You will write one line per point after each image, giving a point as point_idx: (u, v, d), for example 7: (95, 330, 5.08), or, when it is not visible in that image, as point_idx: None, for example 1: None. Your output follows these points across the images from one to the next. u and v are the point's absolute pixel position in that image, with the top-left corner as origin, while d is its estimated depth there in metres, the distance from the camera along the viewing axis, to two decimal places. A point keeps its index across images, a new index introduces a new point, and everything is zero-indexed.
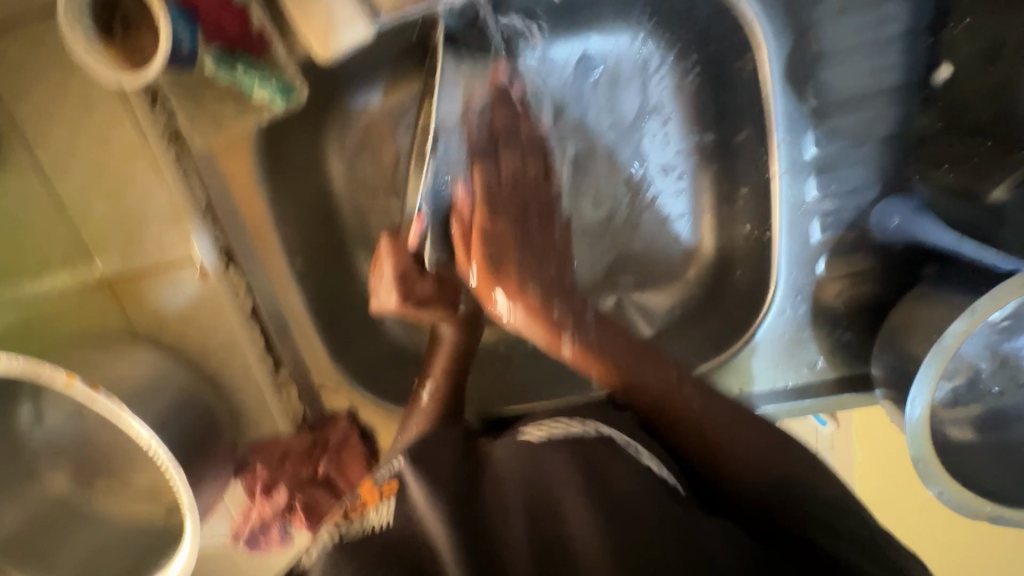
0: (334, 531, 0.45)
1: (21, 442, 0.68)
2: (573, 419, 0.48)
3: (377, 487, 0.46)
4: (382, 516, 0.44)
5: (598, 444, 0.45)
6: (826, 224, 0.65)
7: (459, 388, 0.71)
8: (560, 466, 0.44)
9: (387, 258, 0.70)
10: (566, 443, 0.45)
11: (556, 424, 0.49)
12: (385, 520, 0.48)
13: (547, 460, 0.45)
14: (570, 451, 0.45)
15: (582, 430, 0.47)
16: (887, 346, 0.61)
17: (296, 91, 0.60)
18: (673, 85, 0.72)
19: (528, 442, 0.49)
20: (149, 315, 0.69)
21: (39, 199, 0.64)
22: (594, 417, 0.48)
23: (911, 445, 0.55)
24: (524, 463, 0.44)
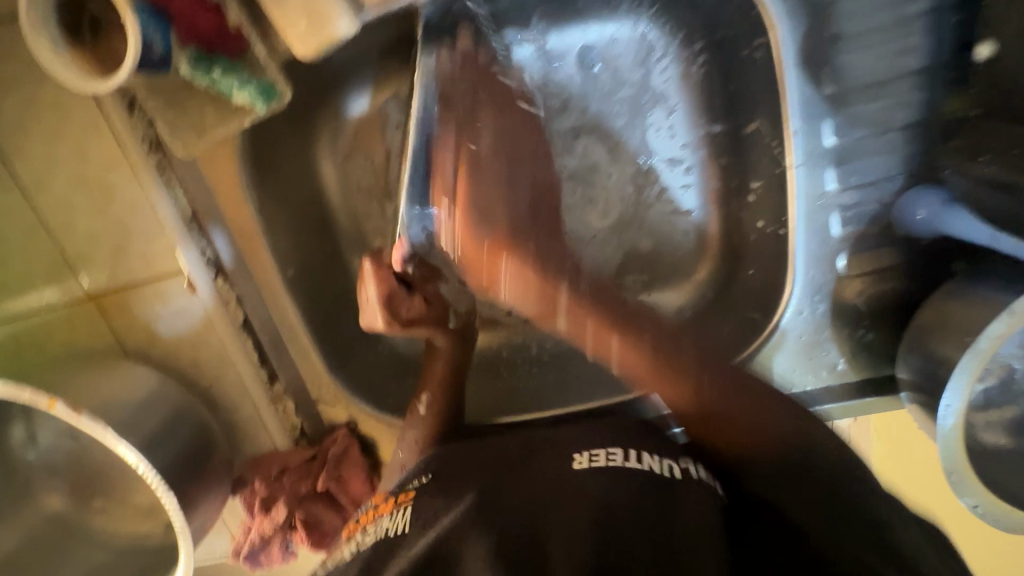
0: (353, 543, 0.50)
1: (15, 464, 0.67)
2: (625, 453, 0.48)
3: (391, 498, 0.53)
4: (397, 522, 0.48)
5: (682, 486, 0.45)
6: (846, 218, 0.60)
7: (457, 396, 0.70)
8: (607, 491, 0.44)
9: (371, 281, 0.67)
10: (618, 474, 0.46)
11: (602, 450, 0.49)
12: (410, 519, 0.48)
13: (593, 484, 0.45)
14: (631, 484, 0.45)
15: (633, 463, 0.47)
16: (913, 347, 0.59)
17: (279, 93, 0.56)
18: (679, 74, 0.69)
19: (571, 461, 0.48)
20: (138, 329, 0.67)
21: (19, 213, 0.61)
22: (646, 454, 0.48)
23: (943, 456, 0.52)
24: (589, 488, 0.45)
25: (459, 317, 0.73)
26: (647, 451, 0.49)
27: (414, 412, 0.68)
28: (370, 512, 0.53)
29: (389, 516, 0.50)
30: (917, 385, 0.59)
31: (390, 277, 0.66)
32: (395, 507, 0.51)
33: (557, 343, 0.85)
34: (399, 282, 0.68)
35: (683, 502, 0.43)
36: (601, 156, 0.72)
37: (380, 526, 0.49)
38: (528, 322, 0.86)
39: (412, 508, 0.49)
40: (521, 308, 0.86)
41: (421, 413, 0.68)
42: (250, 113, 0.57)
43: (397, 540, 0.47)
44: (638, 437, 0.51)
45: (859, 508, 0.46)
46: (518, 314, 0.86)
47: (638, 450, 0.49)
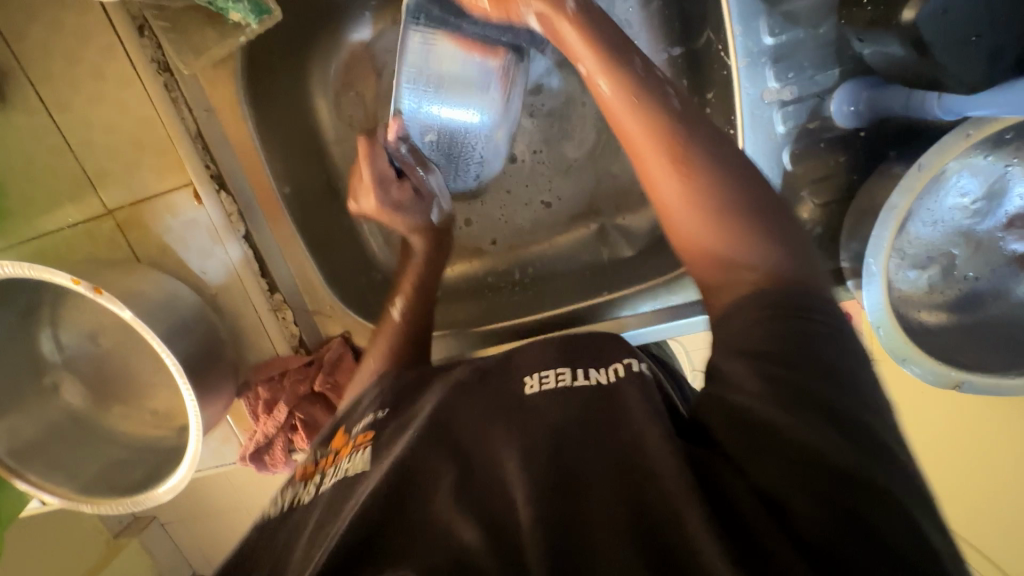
0: (312, 484, 0.53)
1: (44, 363, 0.75)
2: (574, 371, 0.52)
3: (352, 440, 0.56)
4: (357, 462, 0.52)
5: (621, 386, 0.48)
6: (786, 115, 0.65)
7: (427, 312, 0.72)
8: (558, 408, 0.48)
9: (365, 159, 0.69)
10: (568, 392, 0.50)
11: (554, 371, 0.52)
12: (368, 459, 0.51)
13: (544, 400, 0.49)
14: (570, 398, 0.49)
15: (580, 380, 0.51)
16: (851, 236, 0.65)
17: (269, 10, 0.63)
18: (640, 2, 0.76)
19: (525, 384, 0.52)
20: (150, 242, 0.74)
21: (45, 133, 0.69)
22: (592, 369, 0.52)
23: (873, 319, 0.60)
24: (539, 407, 0.49)
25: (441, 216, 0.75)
26: (593, 366, 0.52)
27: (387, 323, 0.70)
28: (331, 455, 0.56)
29: (348, 458, 0.53)
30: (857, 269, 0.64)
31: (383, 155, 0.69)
32: (355, 449, 0.54)
33: (537, 267, 0.92)
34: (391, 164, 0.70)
35: (623, 397, 0.47)
36: None
37: (340, 468, 0.53)
38: (512, 250, 0.94)
39: (372, 449, 0.52)
40: (504, 237, 0.93)
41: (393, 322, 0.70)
42: (245, 29, 0.64)
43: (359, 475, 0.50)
44: (591, 354, 0.54)
45: (852, 398, 0.38)
46: (502, 242, 0.93)
47: (585, 368, 0.52)
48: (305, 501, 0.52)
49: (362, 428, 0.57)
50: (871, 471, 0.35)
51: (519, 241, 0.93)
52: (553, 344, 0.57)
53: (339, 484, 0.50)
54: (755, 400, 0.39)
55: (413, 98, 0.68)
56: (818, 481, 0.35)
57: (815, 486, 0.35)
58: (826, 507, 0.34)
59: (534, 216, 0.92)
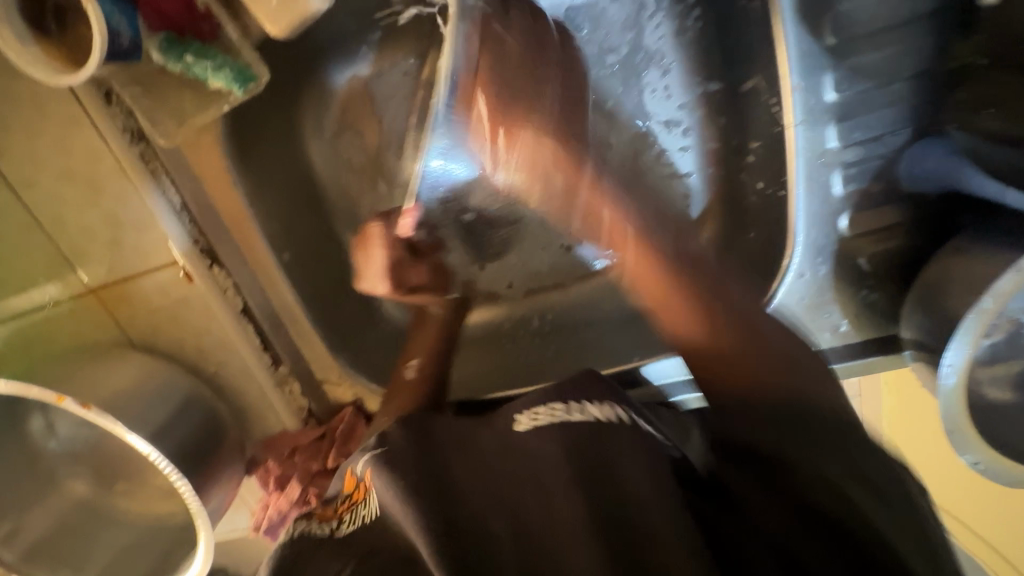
0: (329, 526, 0.48)
1: (39, 451, 0.70)
2: (565, 405, 0.48)
3: (360, 484, 0.48)
4: (370, 509, 0.46)
5: (616, 428, 0.46)
6: (847, 177, 0.58)
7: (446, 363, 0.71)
8: (552, 447, 0.44)
9: (378, 243, 0.67)
10: (560, 427, 0.46)
11: (544, 408, 0.48)
12: (380, 502, 0.45)
13: (539, 440, 0.45)
14: (563, 436, 0.45)
15: (577, 416, 0.47)
16: (920, 306, 0.57)
17: (256, 75, 0.54)
18: (673, 31, 0.66)
19: (514, 424, 0.48)
20: (140, 320, 0.68)
21: (13, 213, 0.62)
22: (586, 403, 0.49)
23: (943, 410, 0.52)
24: (537, 449, 0.44)
25: (457, 287, 0.77)
26: (586, 399, 0.49)
27: (404, 376, 0.69)
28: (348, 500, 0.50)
29: (364, 502, 0.47)
30: (921, 342, 0.57)
31: (398, 242, 0.68)
32: (367, 491, 0.47)
33: (558, 313, 0.85)
34: (406, 249, 0.70)
35: (619, 443, 0.45)
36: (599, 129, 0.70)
37: (357, 514, 0.47)
38: (529, 295, 0.86)
39: (381, 491, 0.45)
40: (520, 281, 0.86)
41: (409, 377, 0.69)
42: (228, 96, 0.55)
43: (370, 525, 0.44)
44: (579, 388, 0.51)
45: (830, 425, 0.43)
46: (519, 286, 0.86)
47: (577, 400, 0.49)
48: (318, 537, 0.47)
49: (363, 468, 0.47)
50: (854, 506, 0.39)
51: (536, 285, 0.86)
52: (541, 387, 0.53)
53: (352, 533, 0.45)
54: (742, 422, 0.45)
55: (441, 157, 0.56)
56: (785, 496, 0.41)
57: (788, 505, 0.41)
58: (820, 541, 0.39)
59: (552, 259, 0.84)
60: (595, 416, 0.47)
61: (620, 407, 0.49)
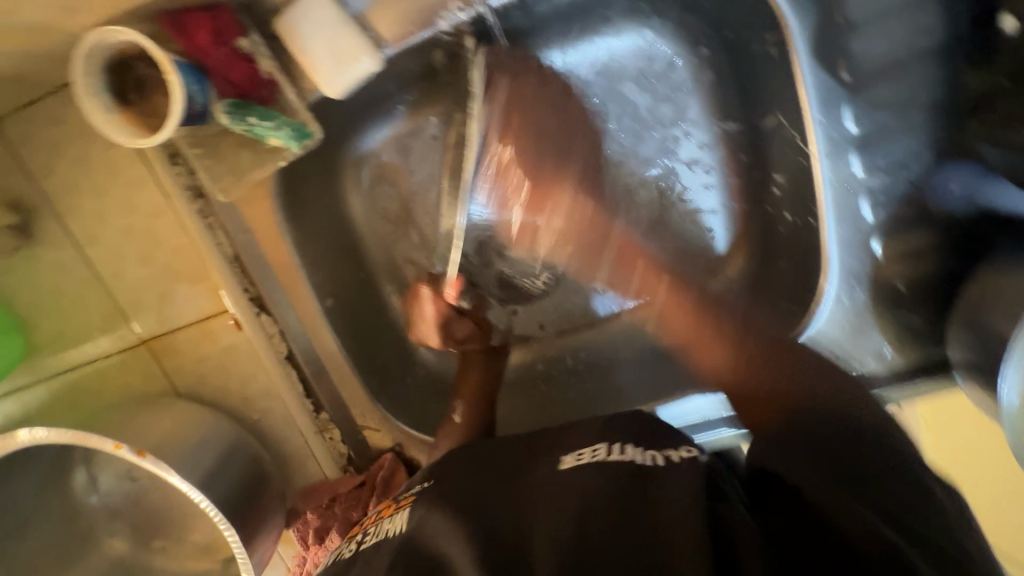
0: (353, 543, 0.53)
1: (80, 507, 0.70)
2: (610, 448, 0.49)
3: (394, 504, 0.55)
4: (395, 524, 0.51)
5: (665, 470, 0.45)
6: (876, 203, 0.60)
7: (489, 407, 0.72)
8: (598, 481, 0.45)
9: (430, 301, 0.73)
10: (603, 466, 0.47)
11: (588, 449, 0.50)
12: (406, 518, 0.50)
13: (578, 476, 0.47)
14: (606, 471, 0.46)
15: (615, 455, 0.48)
16: (968, 326, 0.56)
17: (311, 132, 0.58)
18: (691, 77, 0.70)
19: (559, 460, 0.50)
20: (187, 368, 0.69)
21: (75, 269, 0.65)
22: (631, 446, 0.49)
23: (1009, 435, 0.49)
24: (570, 480, 0.46)
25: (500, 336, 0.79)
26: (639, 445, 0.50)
27: (451, 421, 0.71)
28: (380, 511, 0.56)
29: (391, 517, 0.53)
30: (973, 364, 0.56)
31: (447, 306, 0.73)
32: (397, 509, 0.53)
33: (592, 351, 0.85)
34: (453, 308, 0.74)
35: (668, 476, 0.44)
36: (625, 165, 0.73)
37: (382, 527, 0.52)
38: (561, 335, 0.86)
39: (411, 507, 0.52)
40: (552, 321, 0.86)
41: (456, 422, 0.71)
42: (284, 153, 0.60)
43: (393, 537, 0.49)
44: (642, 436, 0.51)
45: (880, 465, 0.49)
46: (550, 326, 0.86)
47: (622, 443, 0.50)
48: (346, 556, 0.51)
49: (408, 493, 0.55)
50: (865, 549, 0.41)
51: (567, 326, 0.86)
52: (591, 422, 0.55)
53: (372, 546, 0.50)
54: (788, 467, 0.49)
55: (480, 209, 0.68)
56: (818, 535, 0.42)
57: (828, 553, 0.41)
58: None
59: (584, 302, 0.84)
60: (633, 459, 0.48)
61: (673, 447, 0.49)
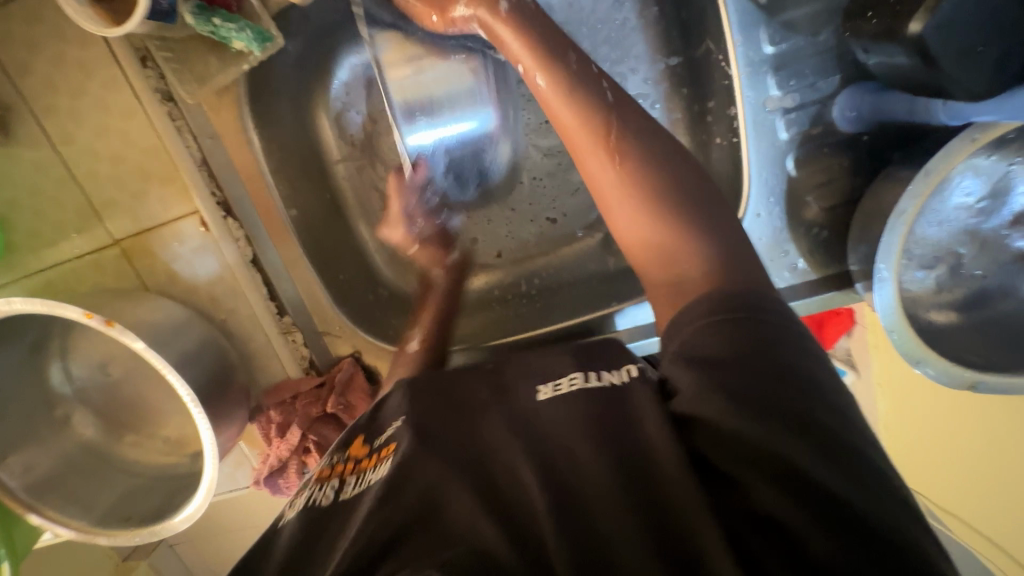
0: (330, 490, 0.50)
1: (55, 397, 0.75)
2: (584, 375, 0.49)
3: (375, 454, 0.51)
4: (376, 476, 0.47)
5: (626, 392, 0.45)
6: (790, 122, 0.65)
7: (443, 337, 0.78)
8: (574, 410, 0.44)
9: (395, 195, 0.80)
10: (579, 393, 0.46)
11: (565, 377, 0.49)
12: (387, 469, 0.46)
13: (560, 407, 0.45)
14: (584, 399, 0.45)
15: (592, 382, 0.47)
16: (861, 238, 0.64)
17: (272, 37, 0.63)
18: (637, 13, 0.77)
19: (537, 392, 0.49)
20: (158, 268, 0.74)
21: (52, 168, 0.69)
22: (605, 371, 0.48)
23: (880, 316, 0.58)
24: (551, 413, 0.45)
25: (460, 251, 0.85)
26: (604, 369, 0.49)
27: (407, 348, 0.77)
28: (349, 462, 0.53)
29: (373, 470, 0.49)
30: (867, 273, 0.64)
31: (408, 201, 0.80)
32: (379, 461, 0.49)
33: (545, 277, 0.91)
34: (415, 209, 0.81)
35: (635, 400, 0.43)
36: None
37: (362, 479, 0.49)
38: (519, 262, 0.92)
39: (391, 458, 0.48)
40: (510, 250, 0.92)
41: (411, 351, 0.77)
42: (248, 57, 0.64)
43: (371, 492, 0.45)
44: (605, 359, 0.51)
45: (813, 396, 0.37)
46: (508, 254, 0.92)
47: (596, 371, 0.49)
48: (325, 505, 0.49)
49: (385, 440, 0.52)
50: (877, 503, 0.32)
51: (524, 255, 0.91)
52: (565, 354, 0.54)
53: (351, 498, 0.47)
54: (721, 411, 0.37)
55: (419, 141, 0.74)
56: (785, 405, 0.37)
57: (826, 456, 0.34)
58: (832, 543, 0.31)
59: (540, 232, 0.90)
60: (608, 382, 0.47)
61: (636, 365, 0.49)
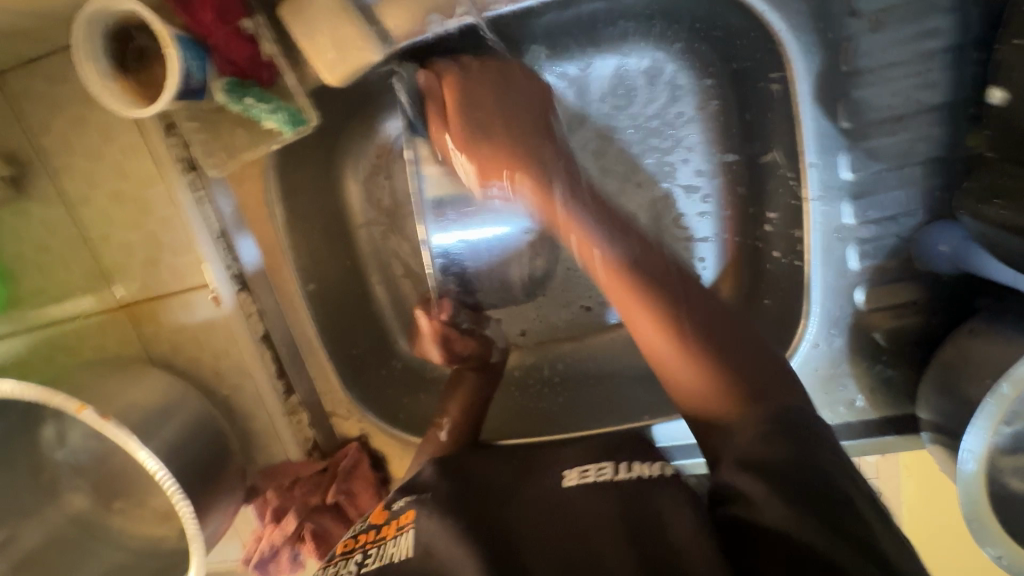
0: (352, 563, 0.49)
1: (47, 463, 0.71)
2: (615, 466, 0.52)
3: (391, 520, 0.53)
4: (401, 547, 0.49)
5: (655, 482, 0.49)
6: (863, 252, 0.60)
7: (477, 421, 0.73)
8: (599, 499, 0.48)
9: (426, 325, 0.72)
10: (603, 486, 0.50)
11: (593, 466, 0.53)
12: (411, 543, 0.49)
13: (588, 492, 0.49)
14: (611, 487, 0.49)
15: (622, 473, 0.50)
16: (941, 388, 0.56)
17: (306, 119, 0.58)
18: (697, 107, 0.70)
19: (563, 478, 0.53)
20: (165, 336, 0.70)
21: (63, 229, 0.66)
22: (635, 464, 0.52)
23: (963, 500, 0.49)
24: (578, 497, 0.49)
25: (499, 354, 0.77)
26: (635, 462, 0.52)
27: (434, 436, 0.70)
28: (371, 532, 0.53)
29: (393, 540, 0.50)
30: (938, 424, 0.56)
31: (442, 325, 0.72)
32: (399, 530, 0.51)
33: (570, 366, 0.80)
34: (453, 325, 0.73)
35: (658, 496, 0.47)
36: (620, 179, 0.73)
37: (384, 550, 0.50)
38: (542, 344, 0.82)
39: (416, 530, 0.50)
40: (535, 329, 0.82)
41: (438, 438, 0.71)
42: (279, 137, 0.59)
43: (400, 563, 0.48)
44: (630, 452, 0.54)
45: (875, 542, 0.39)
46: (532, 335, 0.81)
47: (627, 463, 0.52)
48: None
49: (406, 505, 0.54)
50: None
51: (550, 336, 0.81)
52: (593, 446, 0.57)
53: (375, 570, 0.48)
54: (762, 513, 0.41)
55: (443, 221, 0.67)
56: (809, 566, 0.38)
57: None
58: None
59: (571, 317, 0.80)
60: (639, 473, 0.50)
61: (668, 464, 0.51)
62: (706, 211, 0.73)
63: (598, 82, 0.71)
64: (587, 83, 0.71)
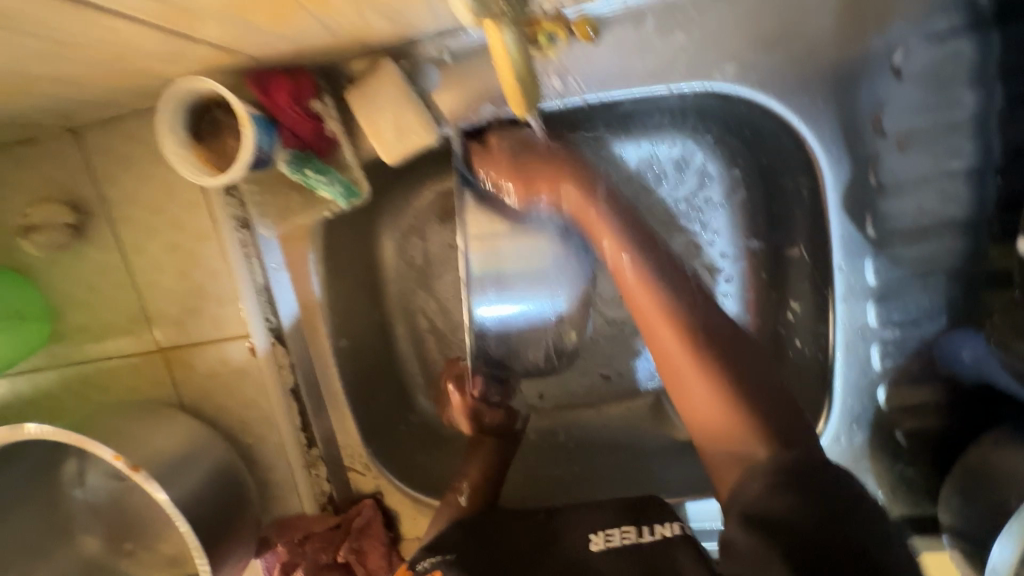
0: None
1: (66, 501, 0.72)
2: (638, 528, 0.53)
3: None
4: None
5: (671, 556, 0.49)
6: (886, 351, 0.62)
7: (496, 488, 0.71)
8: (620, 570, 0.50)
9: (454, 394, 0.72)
10: (624, 552, 0.51)
11: (617, 528, 0.53)
12: None
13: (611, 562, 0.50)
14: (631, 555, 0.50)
15: (644, 537, 0.51)
16: (961, 493, 0.56)
17: (358, 191, 0.63)
18: (724, 193, 0.71)
19: (588, 540, 0.53)
20: (196, 382, 0.72)
21: (114, 274, 0.69)
22: (652, 526, 0.52)
23: None
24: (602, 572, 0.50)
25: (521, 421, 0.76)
26: (656, 521, 0.53)
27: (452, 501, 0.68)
28: None
29: None
30: (958, 529, 0.56)
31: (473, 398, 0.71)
32: None
33: (586, 435, 0.80)
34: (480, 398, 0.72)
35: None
36: None
37: None
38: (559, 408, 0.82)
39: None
40: (552, 393, 0.82)
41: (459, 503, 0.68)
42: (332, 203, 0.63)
43: None
44: (649, 508, 0.55)
45: None
46: (550, 399, 0.81)
47: (648, 522, 0.53)
48: None
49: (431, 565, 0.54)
50: None
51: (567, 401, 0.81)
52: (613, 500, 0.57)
53: None
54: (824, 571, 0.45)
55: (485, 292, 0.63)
56: None
57: None
58: None
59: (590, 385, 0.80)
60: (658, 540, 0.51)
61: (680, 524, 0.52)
62: (728, 292, 0.73)
63: (625, 166, 0.73)
64: (617, 163, 0.72)
